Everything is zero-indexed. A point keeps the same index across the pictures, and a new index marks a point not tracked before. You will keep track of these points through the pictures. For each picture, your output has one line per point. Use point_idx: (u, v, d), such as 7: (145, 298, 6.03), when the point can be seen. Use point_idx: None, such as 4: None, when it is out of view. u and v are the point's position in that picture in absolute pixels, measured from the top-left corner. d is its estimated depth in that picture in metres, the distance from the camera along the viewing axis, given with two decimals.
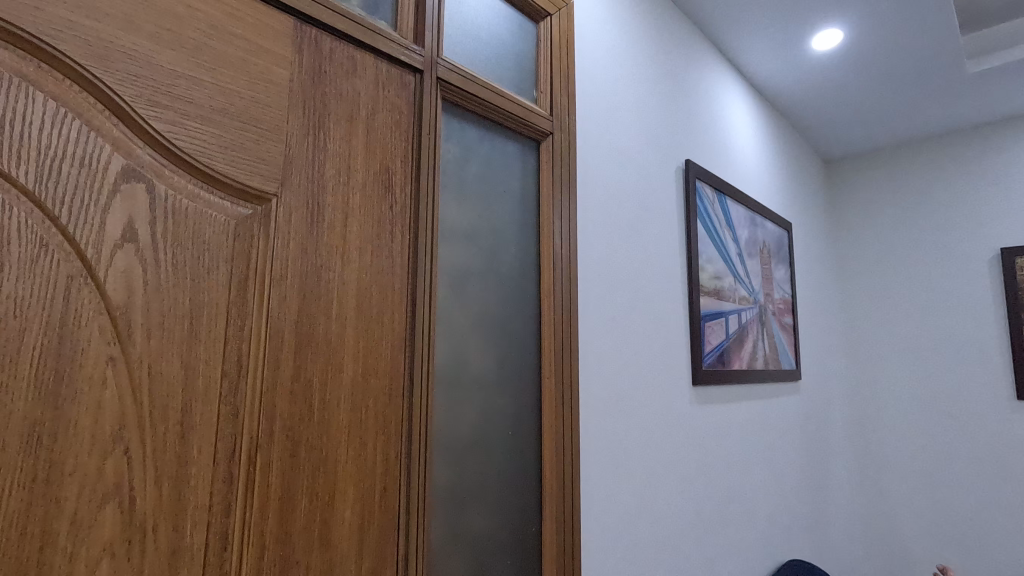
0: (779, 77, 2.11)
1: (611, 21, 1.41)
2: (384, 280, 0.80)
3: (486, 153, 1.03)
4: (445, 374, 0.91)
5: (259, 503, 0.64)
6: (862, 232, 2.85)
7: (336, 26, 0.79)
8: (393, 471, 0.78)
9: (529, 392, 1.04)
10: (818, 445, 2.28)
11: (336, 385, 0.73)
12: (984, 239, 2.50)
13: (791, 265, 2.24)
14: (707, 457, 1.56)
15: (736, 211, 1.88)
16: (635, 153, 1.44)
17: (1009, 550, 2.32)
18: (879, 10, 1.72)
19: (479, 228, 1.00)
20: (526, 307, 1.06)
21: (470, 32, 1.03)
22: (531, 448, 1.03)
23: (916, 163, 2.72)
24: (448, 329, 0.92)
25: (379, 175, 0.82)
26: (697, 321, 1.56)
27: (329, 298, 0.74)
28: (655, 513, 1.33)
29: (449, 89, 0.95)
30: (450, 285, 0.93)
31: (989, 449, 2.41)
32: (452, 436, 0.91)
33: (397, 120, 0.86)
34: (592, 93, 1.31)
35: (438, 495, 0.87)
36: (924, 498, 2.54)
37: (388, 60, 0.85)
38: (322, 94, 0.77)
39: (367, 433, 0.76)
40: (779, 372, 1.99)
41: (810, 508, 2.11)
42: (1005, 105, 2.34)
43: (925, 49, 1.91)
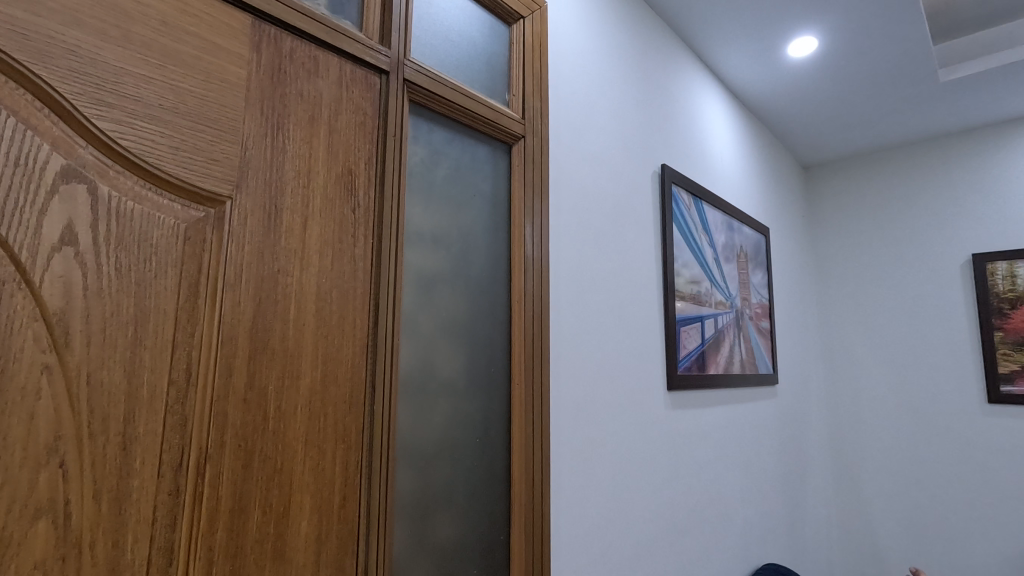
0: (756, 84, 2.12)
1: (587, 25, 1.40)
2: (345, 284, 0.79)
3: (456, 157, 1.02)
4: (411, 380, 0.89)
5: (208, 517, 0.62)
6: (839, 238, 2.88)
7: (297, 24, 0.77)
8: (353, 480, 0.76)
9: (499, 397, 1.03)
10: (794, 449, 2.31)
11: (293, 392, 0.71)
12: (956, 245, 2.54)
13: (768, 270, 2.26)
14: (682, 462, 1.56)
15: (713, 216, 1.89)
16: (611, 158, 1.43)
17: (980, 552, 2.35)
18: (852, 18, 1.74)
19: (447, 232, 0.98)
20: (496, 312, 1.05)
21: (440, 34, 1.02)
22: (501, 454, 1.02)
23: (892, 170, 2.76)
24: (414, 334, 0.91)
25: (342, 178, 0.80)
26: (673, 326, 1.56)
27: (287, 303, 0.72)
28: (629, 520, 1.32)
29: (417, 91, 0.93)
30: (417, 290, 0.92)
31: (960, 451, 2.44)
32: (417, 444, 0.89)
33: (361, 122, 0.84)
34: (566, 97, 1.31)
35: (402, 505, 0.85)
36: (899, 500, 2.57)
37: (352, 60, 0.84)
38: (282, 94, 0.75)
39: (325, 442, 0.74)
40: (755, 377, 1.99)
41: (785, 512, 2.12)
42: (976, 114, 2.39)
43: (898, 57, 1.94)
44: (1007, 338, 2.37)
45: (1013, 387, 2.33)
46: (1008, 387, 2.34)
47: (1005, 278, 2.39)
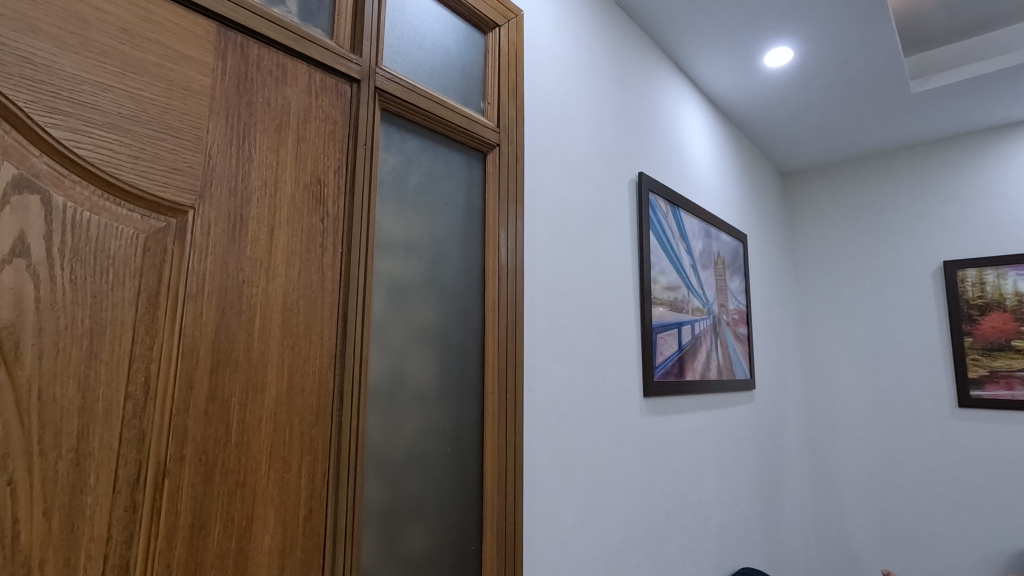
0: (734, 93, 2.15)
1: (565, 34, 1.41)
2: (313, 294, 0.78)
3: (429, 165, 1.01)
4: (381, 390, 0.89)
5: (166, 533, 0.61)
6: (815, 245, 2.93)
7: (265, 32, 0.76)
8: (319, 493, 0.75)
9: (471, 407, 1.03)
10: (771, 453, 2.33)
11: (257, 405, 0.70)
12: (928, 252, 2.59)
13: (746, 277, 2.28)
14: (659, 467, 1.57)
15: (691, 223, 1.90)
16: (588, 165, 1.44)
17: (951, 553, 2.40)
18: (826, 30, 1.77)
19: (419, 240, 0.98)
20: (469, 321, 1.05)
21: (413, 41, 1.01)
22: (473, 464, 1.02)
23: (867, 178, 2.82)
24: (385, 344, 0.90)
25: (310, 187, 0.80)
26: (649, 332, 1.57)
27: (251, 314, 0.71)
28: (605, 527, 1.33)
29: (389, 99, 0.93)
30: (388, 299, 0.91)
31: (932, 454, 2.49)
32: (387, 454, 0.88)
33: (331, 130, 0.83)
34: (543, 105, 1.31)
35: (371, 516, 0.85)
36: (873, 503, 2.62)
37: (321, 68, 0.83)
38: (248, 102, 0.74)
39: (291, 454, 0.73)
40: (732, 383, 2.02)
41: (762, 517, 2.15)
42: (947, 124, 2.44)
43: (871, 69, 1.98)
44: (977, 343, 2.42)
45: (983, 391, 2.39)
46: (978, 391, 2.40)
47: (975, 284, 2.45)
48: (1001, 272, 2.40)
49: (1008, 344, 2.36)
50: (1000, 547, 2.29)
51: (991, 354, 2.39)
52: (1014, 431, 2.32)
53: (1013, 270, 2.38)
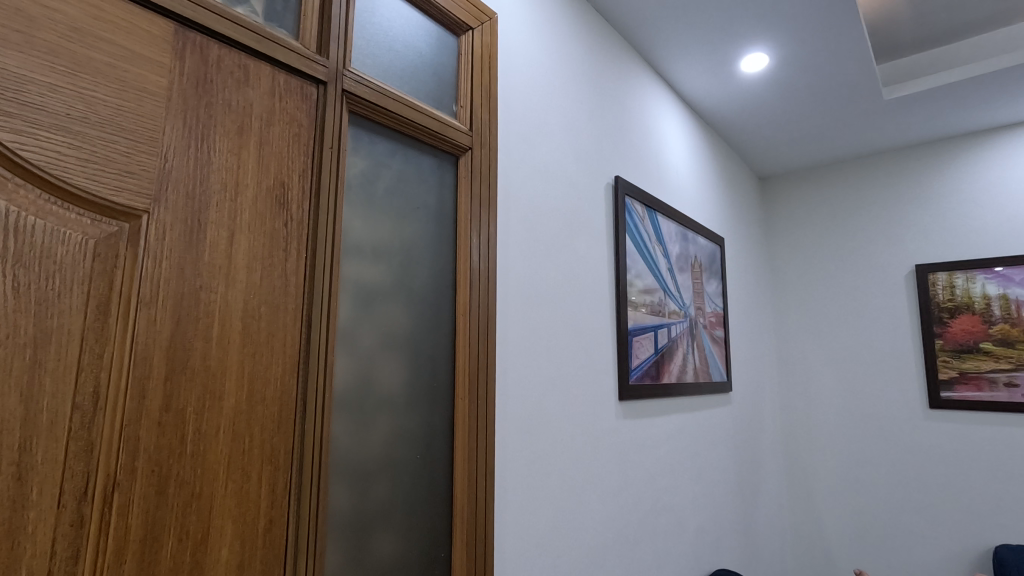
0: (711, 97, 2.17)
1: (541, 37, 1.41)
2: (276, 300, 0.77)
3: (399, 168, 1.00)
4: (349, 396, 0.88)
5: (115, 547, 0.59)
6: (792, 248, 2.97)
7: (226, 33, 0.74)
8: (280, 503, 0.74)
9: (442, 413, 1.02)
10: (748, 455, 2.36)
11: (215, 414, 0.69)
12: (901, 256, 2.64)
13: (723, 280, 2.30)
14: (634, 470, 1.57)
15: (668, 227, 1.91)
16: (564, 168, 1.44)
17: (922, 551, 2.44)
18: (800, 37, 1.80)
19: (388, 245, 0.97)
20: (441, 326, 1.04)
21: (384, 43, 1.00)
22: (443, 470, 1.00)
23: (842, 182, 2.86)
24: (352, 349, 0.89)
25: (273, 190, 0.78)
26: (625, 336, 1.57)
27: (209, 321, 0.70)
28: (579, 532, 1.32)
29: (357, 102, 0.91)
30: (357, 304, 0.90)
31: (905, 455, 2.53)
32: (354, 462, 0.87)
33: (296, 133, 0.82)
34: (517, 108, 1.30)
35: (337, 524, 0.83)
36: (848, 503, 2.65)
37: (285, 70, 0.82)
38: (207, 104, 0.73)
39: (250, 463, 0.72)
40: (708, 385, 2.03)
41: (738, 518, 2.16)
42: (918, 131, 2.49)
43: (844, 75, 2.01)
44: (947, 345, 2.47)
45: (953, 392, 2.43)
46: (948, 393, 2.44)
47: (945, 287, 2.50)
48: (970, 276, 2.46)
49: (976, 346, 2.41)
50: (969, 546, 2.34)
51: (960, 355, 2.44)
52: (983, 431, 2.37)
53: (982, 273, 2.43)
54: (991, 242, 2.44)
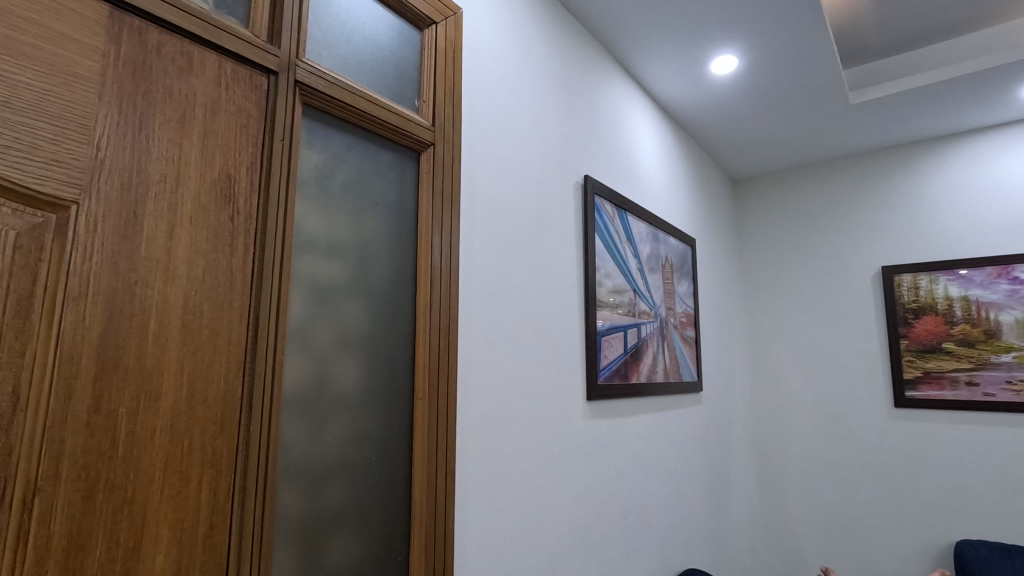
0: (682, 99, 2.18)
1: (508, 33, 1.39)
2: (219, 296, 0.74)
3: (357, 163, 0.98)
4: (301, 397, 0.85)
5: (34, 556, 0.56)
6: (764, 249, 3.01)
7: (167, 17, 0.71)
8: (222, 508, 0.71)
9: (401, 414, 1.00)
10: (719, 456, 2.37)
11: (150, 415, 0.66)
12: (868, 258, 2.69)
13: (694, 280, 2.32)
14: (603, 471, 1.57)
15: (638, 227, 1.91)
16: (531, 166, 1.43)
17: (887, 548, 2.48)
18: (768, 41, 1.81)
19: (345, 241, 0.94)
20: (400, 325, 1.02)
21: (342, 35, 0.98)
22: (401, 472, 0.98)
23: (812, 185, 2.90)
24: (305, 348, 0.86)
25: (218, 183, 0.75)
26: (593, 336, 1.56)
27: (145, 318, 0.67)
28: (544, 534, 1.31)
29: (311, 93, 0.89)
30: (310, 302, 0.88)
31: (871, 453, 2.57)
32: (306, 464, 0.84)
33: (244, 124, 0.79)
34: (483, 104, 1.29)
35: (286, 528, 0.81)
36: (816, 501, 2.69)
37: (233, 58, 0.79)
38: (145, 91, 0.69)
39: (189, 466, 0.69)
40: (678, 385, 2.04)
41: (708, 518, 2.18)
42: (884, 135, 2.54)
43: (812, 78, 2.04)
44: (912, 345, 2.52)
45: (917, 392, 2.49)
46: (912, 392, 2.49)
47: (910, 289, 2.55)
48: (933, 277, 2.51)
49: (939, 346, 2.47)
50: (932, 541, 2.39)
51: (924, 355, 2.49)
52: (945, 429, 2.42)
53: (945, 275, 2.49)
54: (953, 245, 2.50)
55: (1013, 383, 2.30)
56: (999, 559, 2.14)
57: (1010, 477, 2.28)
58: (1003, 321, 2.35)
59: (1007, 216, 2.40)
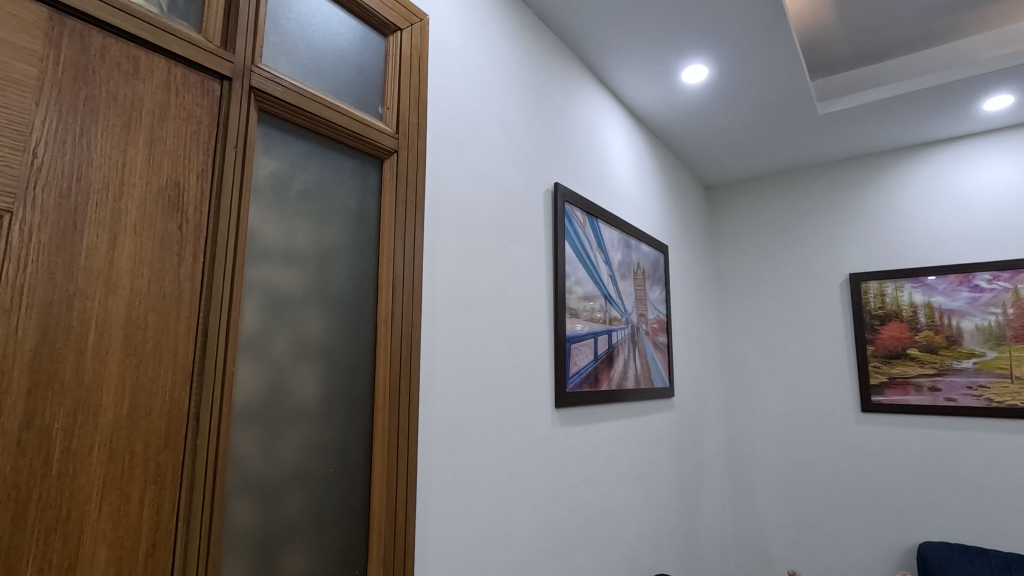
0: (655, 107, 2.20)
1: (477, 40, 1.39)
2: (166, 307, 0.72)
3: (316, 170, 0.96)
4: (255, 408, 0.83)
5: None
6: (736, 256, 3.05)
7: (111, 21, 0.69)
8: (165, 525, 0.69)
9: (360, 424, 0.98)
10: (690, 460, 2.39)
11: (88, 430, 0.64)
12: (837, 265, 2.74)
13: (666, 287, 2.34)
14: (571, 478, 1.57)
15: (610, 234, 1.92)
16: (500, 173, 1.42)
17: (854, 551, 2.53)
18: (737, 53, 1.84)
19: (302, 250, 0.92)
20: (360, 335, 1.00)
21: (302, 40, 0.97)
22: (360, 484, 0.97)
23: (783, 193, 2.95)
24: (260, 358, 0.85)
25: (165, 190, 0.73)
26: (562, 343, 1.56)
27: (83, 329, 0.64)
28: (510, 543, 1.30)
29: (267, 100, 0.87)
30: (265, 311, 0.86)
31: (839, 457, 2.62)
32: (260, 477, 0.83)
33: (194, 131, 0.77)
34: (450, 111, 1.28)
35: (238, 542, 0.79)
36: (786, 505, 2.72)
37: (183, 63, 0.77)
38: (87, 96, 0.67)
39: (130, 483, 0.66)
40: (650, 390, 2.05)
41: (679, 522, 2.19)
42: (851, 145, 2.60)
43: (781, 89, 2.07)
44: (878, 351, 2.58)
45: (883, 396, 2.54)
46: (878, 397, 2.55)
47: (876, 296, 2.61)
48: (899, 284, 2.57)
49: (904, 352, 2.52)
50: (896, 542, 2.44)
51: (890, 361, 2.55)
52: (909, 433, 2.48)
53: (910, 283, 2.55)
54: (918, 252, 2.56)
55: (974, 388, 2.37)
56: (959, 560, 2.19)
57: (971, 480, 2.34)
58: (964, 327, 2.42)
59: (969, 226, 2.47)
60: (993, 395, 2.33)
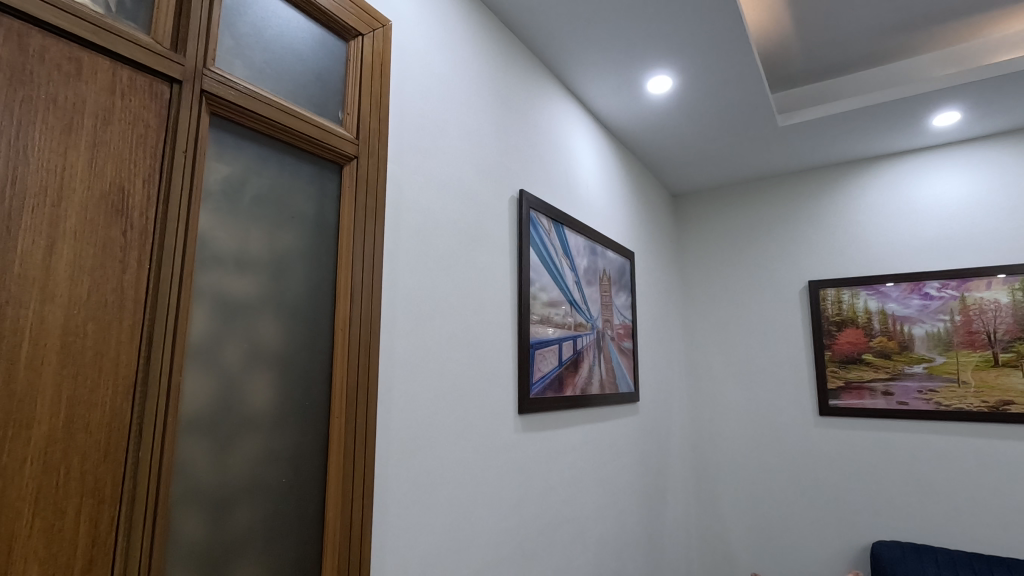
0: (621, 115, 2.23)
1: (441, 46, 1.39)
2: (106, 316, 0.70)
3: (271, 176, 0.95)
4: (205, 417, 0.81)
5: None
6: (701, 262, 3.11)
7: (51, 20, 0.68)
8: (103, 540, 0.67)
9: (315, 433, 0.97)
10: (654, 464, 2.43)
11: (19, 443, 0.61)
12: (797, 272, 2.82)
13: (632, 292, 2.37)
14: (535, 483, 1.58)
15: (575, 241, 1.94)
16: (464, 179, 1.42)
17: (811, 550, 2.60)
18: (699, 65, 1.89)
19: (257, 256, 0.91)
20: (317, 342, 0.99)
21: (258, 44, 0.95)
22: (315, 493, 0.95)
23: (746, 201, 3.02)
24: (210, 367, 0.83)
25: (109, 196, 0.71)
26: (526, 349, 1.57)
27: (16, 339, 0.62)
28: (470, 550, 1.30)
29: (220, 104, 0.85)
30: (217, 318, 0.85)
31: (799, 460, 2.69)
32: (208, 488, 0.81)
33: (140, 135, 0.76)
34: (414, 117, 1.28)
35: (184, 555, 0.77)
36: (748, 507, 2.78)
37: (130, 65, 0.75)
38: (23, 97, 0.65)
39: (65, 497, 0.64)
40: (614, 395, 2.07)
41: (643, 526, 2.22)
42: (811, 156, 2.68)
43: (742, 101, 2.13)
44: (835, 356, 2.66)
45: (840, 400, 2.62)
46: (835, 400, 2.63)
47: (834, 303, 2.69)
48: (855, 292, 2.66)
49: (860, 357, 2.61)
50: (851, 541, 2.52)
51: (846, 365, 2.63)
52: (865, 436, 2.56)
53: (865, 290, 2.64)
54: (874, 261, 2.65)
55: (924, 392, 2.46)
56: (908, 557, 2.28)
57: (921, 480, 2.43)
58: (915, 334, 2.51)
59: (920, 236, 2.57)
60: (942, 399, 2.42)
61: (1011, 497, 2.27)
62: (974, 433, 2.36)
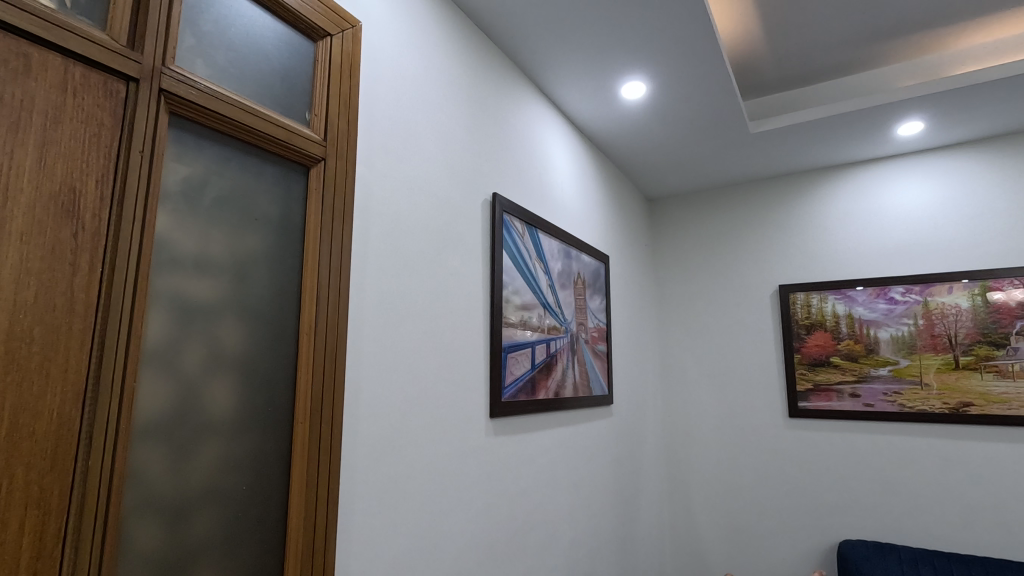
0: (596, 120, 2.25)
1: (413, 48, 1.38)
2: (55, 320, 0.68)
3: (234, 177, 0.93)
4: (161, 424, 0.80)
5: None
6: (675, 266, 3.15)
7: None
8: (50, 551, 0.65)
9: (278, 438, 0.95)
10: (628, 466, 2.45)
11: None
12: (768, 276, 2.87)
13: (607, 296, 2.39)
14: (506, 486, 1.58)
15: (549, 244, 1.95)
16: (435, 182, 1.42)
17: (780, 549, 2.65)
18: (671, 72, 1.91)
19: (218, 258, 0.89)
20: (281, 346, 0.97)
21: (221, 42, 0.94)
22: (277, 500, 0.94)
23: (720, 206, 3.06)
24: (166, 371, 0.81)
25: (59, 196, 0.69)
26: (498, 352, 1.56)
27: None
28: (439, 555, 1.30)
29: (179, 103, 0.84)
30: (175, 321, 0.83)
31: (769, 460, 2.74)
32: (164, 496, 0.79)
33: (94, 134, 0.74)
34: (384, 118, 1.26)
35: (137, 565, 0.75)
36: (720, 507, 2.82)
37: (83, 63, 0.73)
38: None
39: (8, 508, 0.62)
40: (588, 398, 2.08)
41: (616, 527, 2.24)
42: (782, 162, 2.73)
43: (714, 108, 2.16)
44: (805, 359, 2.71)
45: (809, 402, 2.67)
46: (805, 402, 2.68)
47: (803, 306, 2.75)
48: (823, 296, 2.72)
49: (828, 360, 2.66)
50: (819, 540, 2.57)
51: (815, 368, 2.68)
52: (833, 437, 2.61)
53: (833, 294, 2.70)
54: (842, 266, 2.72)
55: (889, 394, 2.52)
56: (873, 555, 2.33)
57: (886, 480, 2.49)
58: (881, 337, 2.58)
59: (886, 242, 2.64)
60: (906, 401, 2.49)
61: (970, 495, 2.34)
62: (935, 434, 2.43)
